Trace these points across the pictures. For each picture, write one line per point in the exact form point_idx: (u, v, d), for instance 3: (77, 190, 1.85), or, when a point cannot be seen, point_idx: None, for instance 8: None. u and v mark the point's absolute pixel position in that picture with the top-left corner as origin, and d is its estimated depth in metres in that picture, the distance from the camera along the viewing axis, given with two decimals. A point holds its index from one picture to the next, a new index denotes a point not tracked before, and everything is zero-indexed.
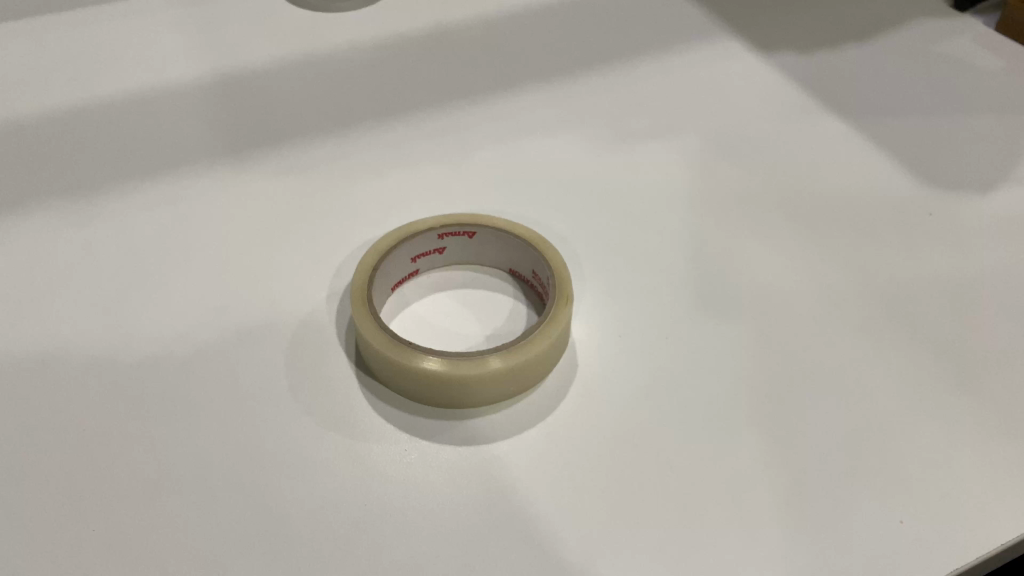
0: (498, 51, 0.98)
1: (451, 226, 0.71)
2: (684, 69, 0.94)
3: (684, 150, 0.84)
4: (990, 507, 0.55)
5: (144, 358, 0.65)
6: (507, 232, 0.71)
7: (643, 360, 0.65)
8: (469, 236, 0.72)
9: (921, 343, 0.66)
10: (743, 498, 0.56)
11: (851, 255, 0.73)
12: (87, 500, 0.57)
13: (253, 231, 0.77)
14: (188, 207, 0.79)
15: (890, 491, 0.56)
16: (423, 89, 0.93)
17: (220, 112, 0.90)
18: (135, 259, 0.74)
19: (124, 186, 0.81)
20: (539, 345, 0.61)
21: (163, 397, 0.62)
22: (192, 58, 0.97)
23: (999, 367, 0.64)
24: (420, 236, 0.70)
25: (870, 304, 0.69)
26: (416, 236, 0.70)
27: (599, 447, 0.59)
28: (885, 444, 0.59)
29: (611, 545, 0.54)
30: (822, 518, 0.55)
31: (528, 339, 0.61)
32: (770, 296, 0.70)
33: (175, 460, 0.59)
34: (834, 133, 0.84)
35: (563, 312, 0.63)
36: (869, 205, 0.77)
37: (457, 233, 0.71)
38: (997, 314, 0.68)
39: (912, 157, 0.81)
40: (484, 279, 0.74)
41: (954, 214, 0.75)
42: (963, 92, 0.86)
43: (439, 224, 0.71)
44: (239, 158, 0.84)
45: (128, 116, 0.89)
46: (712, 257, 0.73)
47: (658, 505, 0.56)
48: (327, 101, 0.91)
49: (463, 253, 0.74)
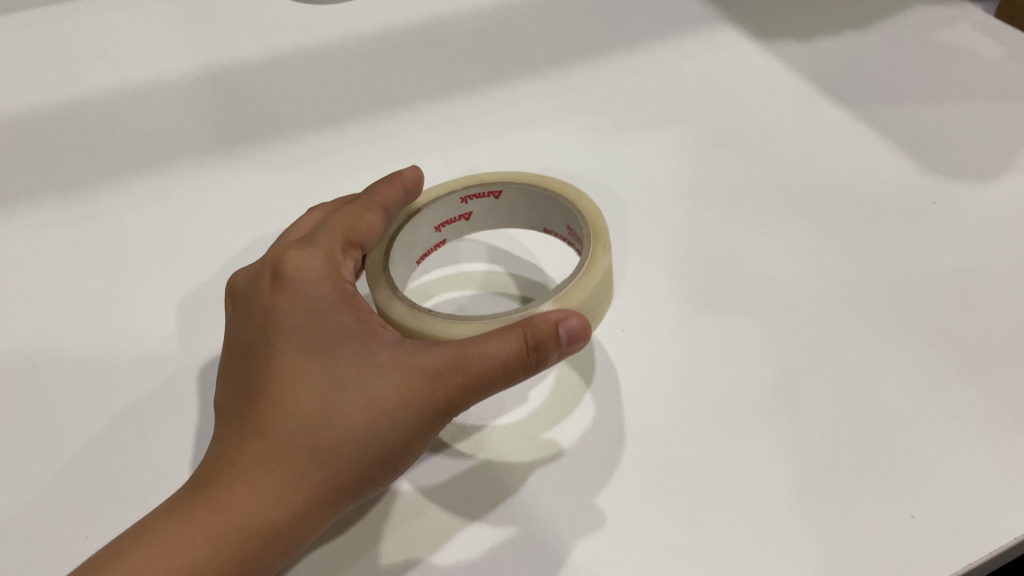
0: (482, 36, 0.81)
1: (474, 187, 0.55)
2: (685, 57, 0.80)
3: (685, 140, 0.70)
4: (1006, 499, 0.45)
5: (88, 344, 0.54)
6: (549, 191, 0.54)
7: (688, 336, 0.54)
8: (495, 197, 0.56)
9: (1009, 300, 0.56)
10: (820, 487, 0.46)
11: (914, 208, 0.63)
12: (76, 504, 0.45)
13: (214, 200, 0.64)
14: (138, 171, 0.66)
15: (1001, 467, 0.47)
16: (409, 39, 0.80)
17: (185, 96, 0.73)
18: (76, 230, 0.61)
19: (94, 178, 0.65)
20: (578, 294, 0.46)
21: (114, 389, 0.51)
22: (158, 29, 0.79)
23: (1004, 358, 0.52)
24: (440, 202, 0.54)
25: (946, 260, 0.59)
26: (432, 201, 0.54)
27: (610, 446, 0.48)
28: (963, 436, 0.48)
29: (674, 544, 0.44)
30: (926, 500, 0.45)
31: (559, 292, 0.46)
32: (828, 259, 0.60)
33: (124, 466, 0.47)
34: (868, 84, 0.76)
35: (598, 262, 0.48)
36: (922, 154, 0.68)
37: (482, 195, 0.55)
38: (1009, 298, 0.56)
39: (959, 107, 0.73)
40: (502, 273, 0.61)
41: (950, 202, 0.64)
42: (994, 43, 0.80)
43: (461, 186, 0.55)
44: (196, 115, 0.71)
45: (63, 70, 0.74)
46: (755, 214, 0.63)
47: (704, 500, 0.45)
48: (295, 53, 0.78)
49: (495, 216, 0.58)
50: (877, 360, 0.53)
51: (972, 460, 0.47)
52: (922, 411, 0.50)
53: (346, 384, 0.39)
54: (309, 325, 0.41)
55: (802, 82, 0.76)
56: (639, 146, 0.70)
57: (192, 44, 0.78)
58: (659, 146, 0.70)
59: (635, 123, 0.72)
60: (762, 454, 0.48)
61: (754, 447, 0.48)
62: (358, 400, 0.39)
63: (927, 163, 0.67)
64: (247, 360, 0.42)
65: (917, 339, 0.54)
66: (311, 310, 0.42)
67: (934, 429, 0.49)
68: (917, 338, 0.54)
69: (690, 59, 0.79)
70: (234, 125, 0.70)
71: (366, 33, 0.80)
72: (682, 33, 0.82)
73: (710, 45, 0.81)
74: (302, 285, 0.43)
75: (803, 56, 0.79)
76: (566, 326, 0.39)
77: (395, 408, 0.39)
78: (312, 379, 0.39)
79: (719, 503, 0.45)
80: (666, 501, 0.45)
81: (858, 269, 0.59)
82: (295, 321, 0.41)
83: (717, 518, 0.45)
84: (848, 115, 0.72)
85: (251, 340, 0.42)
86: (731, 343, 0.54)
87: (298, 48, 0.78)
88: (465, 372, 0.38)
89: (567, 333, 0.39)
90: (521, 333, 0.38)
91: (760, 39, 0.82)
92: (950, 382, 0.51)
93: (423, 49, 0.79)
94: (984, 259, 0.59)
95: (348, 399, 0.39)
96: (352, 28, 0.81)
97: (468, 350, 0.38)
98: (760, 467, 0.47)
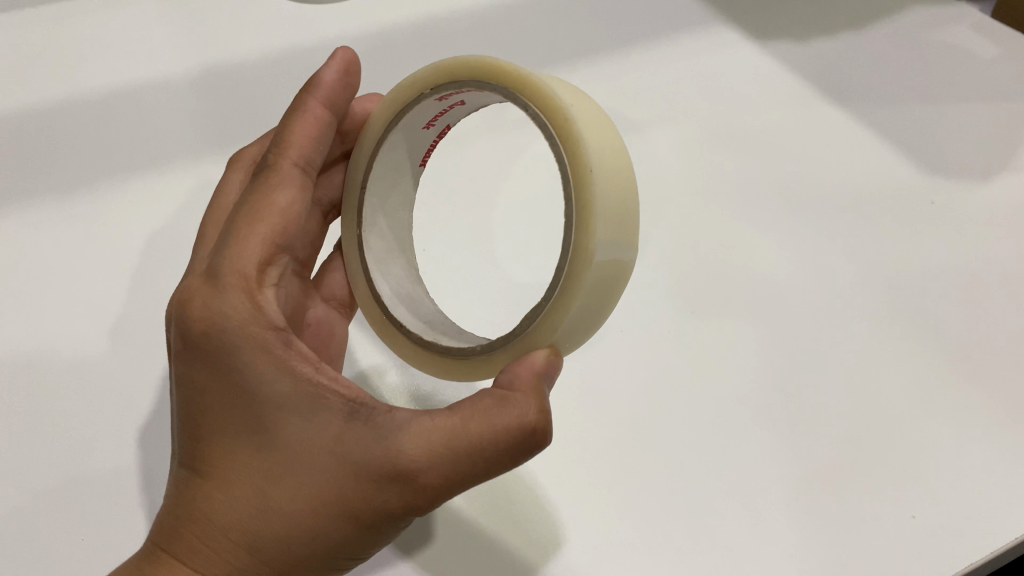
0: (479, 36, 0.81)
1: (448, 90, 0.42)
2: (683, 56, 0.79)
3: (682, 139, 0.70)
4: (1002, 498, 0.46)
5: (86, 346, 0.54)
6: (563, 133, 0.37)
7: (685, 335, 0.55)
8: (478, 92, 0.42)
9: (1007, 301, 0.56)
10: (820, 487, 0.46)
11: (912, 207, 0.64)
12: (77, 509, 0.46)
13: (210, 200, 0.64)
14: (132, 170, 0.66)
15: (997, 468, 0.47)
16: (405, 39, 0.80)
17: (180, 95, 0.72)
18: (70, 231, 0.61)
19: (88, 178, 0.65)
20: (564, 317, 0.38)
21: (111, 392, 0.51)
22: (152, 27, 0.79)
23: (1001, 358, 0.53)
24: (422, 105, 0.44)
25: (944, 260, 0.59)
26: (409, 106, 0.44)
27: (608, 445, 0.48)
28: (961, 436, 0.48)
29: (674, 545, 0.44)
30: (924, 500, 0.46)
31: (549, 304, 0.38)
32: (829, 259, 0.60)
33: (128, 471, 0.48)
34: (865, 84, 0.76)
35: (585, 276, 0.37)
36: (920, 155, 0.68)
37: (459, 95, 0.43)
38: (1005, 299, 0.57)
39: (956, 108, 0.73)
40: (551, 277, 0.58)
41: (948, 202, 0.64)
42: (991, 43, 0.80)
43: (432, 87, 0.42)
44: (191, 115, 0.70)
45: (56, 69, 0.74)
46: (752, 214, 0.63)
47: (700, 501, 0.46)
48: (291, 52, 0.77)
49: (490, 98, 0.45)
50: (875, 360, 0.53)
51: (971, 460, 0.47)
52: (924, 411, 0.50)
53: (289, 484, 0.34)
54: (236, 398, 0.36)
55: (799, 83, 0.76)
56: (638, 146, 0.70)
57: (188, 43, 0.77)
58: (656, 146, 0.70)
59: (635, 123, 0.72)
60: (762, 454, 0.48)
61: (755, 447, 0.48)
62: (302, 502, 0.34)
63: (925, 163, 0.67)
64: (204, 399, 0.36)
65: (915, 340, 0.54)
66: (240, 383, 0.35)
67: (933, 429, 0.49)
68: (915, 338, 0.54)
69: (687, 59, 0.79)
70: (230, 124, 0.70)
71: (364, 32, 0.80)
72: (680, 33, 0.82)
73: (708, 45, 0.81)
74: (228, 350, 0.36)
75: (801, 55, 0.79)
76: (549, 375, 0.37)
77: (382, 510, 0.34)
78: (251, 471, 0.35)
79: (714, 504, 0.46)
80: (665, 503, 0.46)
81: (857, 268, 0.59)
82: (227, 387, 0.36)
83: (717, 518, 0.45)
84: (845, 115, 0.72)
85: (211, 389, 0.36)
86: (730, 346, 0.54)
87: (294, 47, 0.78)
88: (473, 472, 0.34)
89: (549, 379, 0.37)
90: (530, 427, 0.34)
91: (758, 39, 0.82)
92: (948, 380, 0.51)
93: (419, 50, 0.79)
94: (982, 261, 0.59)
95: (319, 481, 0.34)
96: (349, 26, 0.80)
97: (488, 453, 0.34)
98: (758, 466, 0.47)
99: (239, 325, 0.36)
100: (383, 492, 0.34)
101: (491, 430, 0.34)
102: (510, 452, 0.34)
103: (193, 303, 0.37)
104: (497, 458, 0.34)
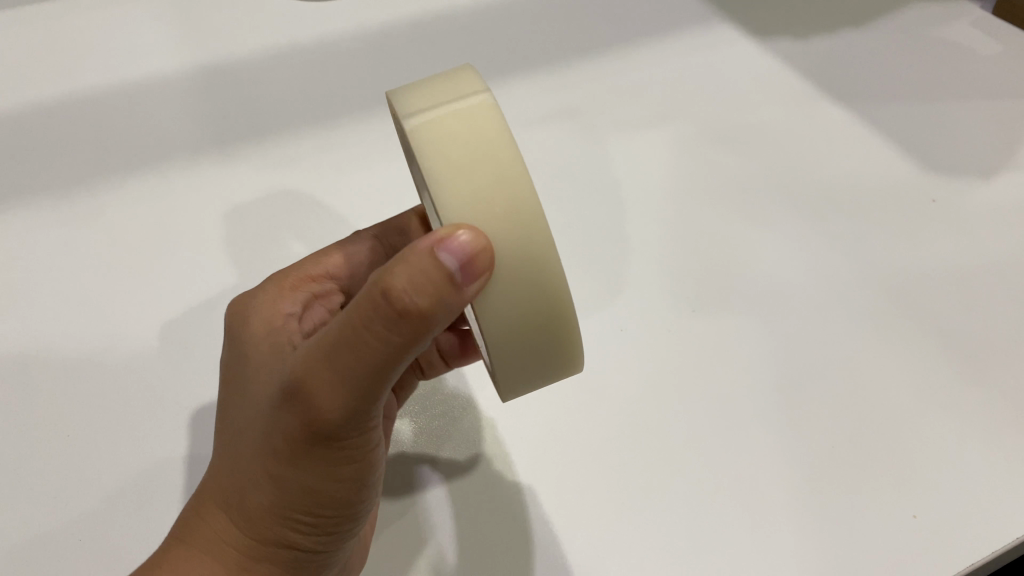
0: (478, 34, 0.81)
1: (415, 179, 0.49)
2: (684, 54, 0.79)
3: (682, 137, 0.70)
4: (1004, 497, 0.45)
5: (82, 344, 0.53)
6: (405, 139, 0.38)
7: (685, 334, 0.54)
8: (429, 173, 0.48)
9: (1008, 299, 0.56)
10: (822, 487, 0.46)
11: (912, 206, 0.63)
12: (69, 507, 0.46)
13: (208, 199, 0.64)
14: (129, 168, 0.65)
15: (1001, 467, 0.47)
16: (404, 36, 0.80)
17: (177, 94, 0.72)
18: (66, 229, 0.60)
19: (84, 176, 0.64)
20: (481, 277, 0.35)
21: (107, 390, 0.51)
22: (149, 25, 0.78)
23: (1002, 356, 0.52)
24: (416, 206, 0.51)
25: (944, 258, 0.59)
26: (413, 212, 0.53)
27: (609, 445, 0.48)
28: (962, 436, 0.48)
29: (675, 546, 0.44)
30: (926, 499, 0.45)
31: None
32: (829, 257, 0.59)
33: (123, 470, 0.47)
34: (865, 81, 0.75)
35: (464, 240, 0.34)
36: (920, 153, 0.68)
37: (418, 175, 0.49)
38: (1006, 297, 0.56)
39: (956, 105, 0.73)
40: (587, 314, 0.56)
41: (948, 200, 0.64)
42: (991, 41, 0.80)
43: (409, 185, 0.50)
44: (188, 113, 0.70)
45: (52, 69, 0.73)
46: (752, 212, 0.63)
47: (703, 501, 0.46)
48: (288, 50, 0.77)
49: None
50: (875, 358, 0.52)
51: (971, 458, 0.47)
52: (925, 410, 0.49)
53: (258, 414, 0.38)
54: (235, 359, 0.42)
55: (799, 80, 0.76)
56: (638, 145, 0.69)
57: (186, 41, 0.77)
58: (655, 144, 0.70)
59: (634, 121, 0.72)
60: (764, 454, 0.48)
61: (758, 447, 0.48)
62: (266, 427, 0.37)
63: (925, 161, 0.67)
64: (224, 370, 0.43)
65: (918, 338, 0.53)
66: (240, 345, 0.42)
67: (934, 428, 0.48)
68: (915, 336, 0.54)
69: (686, 57, 0.79)
70: (227, 122, 0.69)
71: (362, 30, 0.79)
72: (679, 31, 0.82)
73: (708, 43, 0.80)
74: (240, 323, 0.43)
75: (801, 53, 0.79)
76: (446, 250, 0.30)
77: (301, 434, 0.35)
78: (241, 414, 0.39)
79: (716, 503, 0.45)
80: (666, 503, 0.46)
81: (857, 266, 0.59)
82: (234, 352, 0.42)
83: (720, 518, 0.45)
84: (845, 112, 0.72)
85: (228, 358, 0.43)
86: (732, 345, 0.53)
87: (291, 45, 0.77)
88: (369, 361, 0.32)
89: (445, 257, 0.30)
90: (393, 307, 0.31)
91: (757, 37, 0.81)
92: (949, 379, 0.51)
93: (417, 48, 0.79)
94: (984, 259, 0.59)
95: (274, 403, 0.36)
96: (347, 24, 0.80)
97: (357, 335, 0.32)
98: (760, 465, 0.47)
99: (262, 305, 0.43)
100: (298, 410, 0.35)
101: (355, 318, 0.32)
102: (391, 333, 0.31)
103: (235, 302, 0.45)
104: (374, 342, 0.32)
